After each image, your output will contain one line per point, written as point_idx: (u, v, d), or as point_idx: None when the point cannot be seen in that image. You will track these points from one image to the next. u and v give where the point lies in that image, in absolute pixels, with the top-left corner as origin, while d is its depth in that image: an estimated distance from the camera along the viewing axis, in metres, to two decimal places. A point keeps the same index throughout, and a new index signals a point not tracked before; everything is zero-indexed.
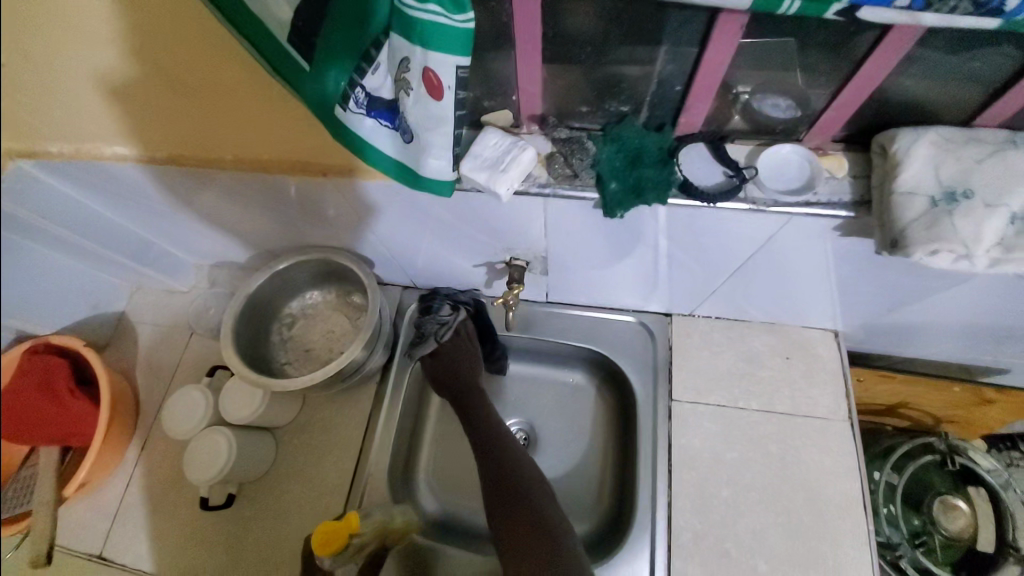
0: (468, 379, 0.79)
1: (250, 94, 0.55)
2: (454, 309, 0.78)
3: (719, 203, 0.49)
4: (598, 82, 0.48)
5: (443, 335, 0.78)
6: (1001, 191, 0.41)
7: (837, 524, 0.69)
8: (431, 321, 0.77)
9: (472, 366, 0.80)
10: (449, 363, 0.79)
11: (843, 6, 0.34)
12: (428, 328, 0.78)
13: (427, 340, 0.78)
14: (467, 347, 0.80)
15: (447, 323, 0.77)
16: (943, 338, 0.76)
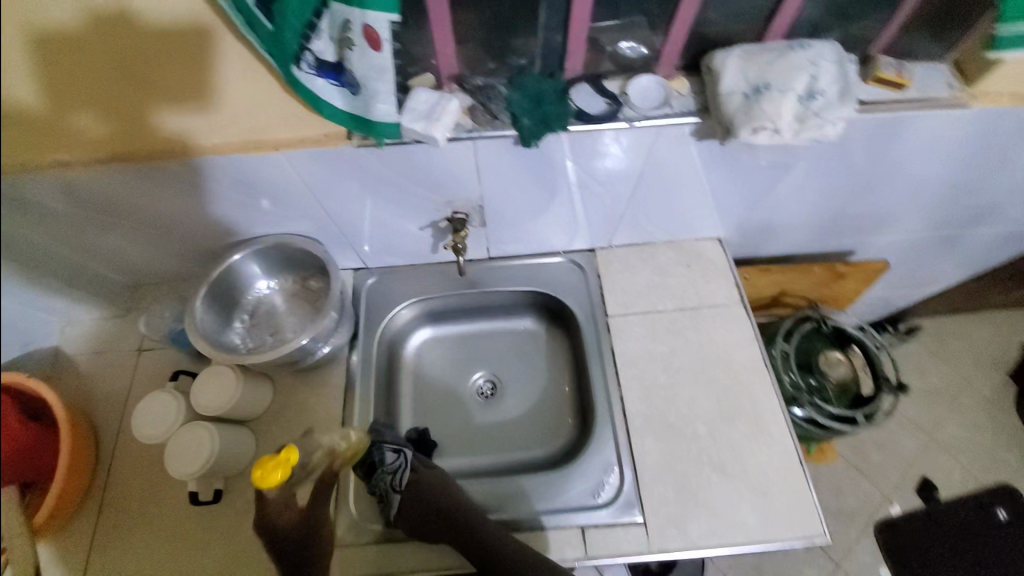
0: (447, 509, 0.76)
1: (160, 99, 0.64)
2: (398, 451, 0.80)
3: (605, 125, 0.64)
4: (497, 41, 0.60)
5: (403, 478, 0.79)
6: (789, 80, 0.59)
7: (749, 380, 0.87)
8: (391, 476, 0.79)
9: (445, 488, 0.79)
10: (423, 504, 0.77)
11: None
12: (392, 482, 0.79)
13: (396, 496, 0.78)
14: (432, 480, 0.80)
15: (402, 465, 0.80)
16: (797, 230, 0.98)
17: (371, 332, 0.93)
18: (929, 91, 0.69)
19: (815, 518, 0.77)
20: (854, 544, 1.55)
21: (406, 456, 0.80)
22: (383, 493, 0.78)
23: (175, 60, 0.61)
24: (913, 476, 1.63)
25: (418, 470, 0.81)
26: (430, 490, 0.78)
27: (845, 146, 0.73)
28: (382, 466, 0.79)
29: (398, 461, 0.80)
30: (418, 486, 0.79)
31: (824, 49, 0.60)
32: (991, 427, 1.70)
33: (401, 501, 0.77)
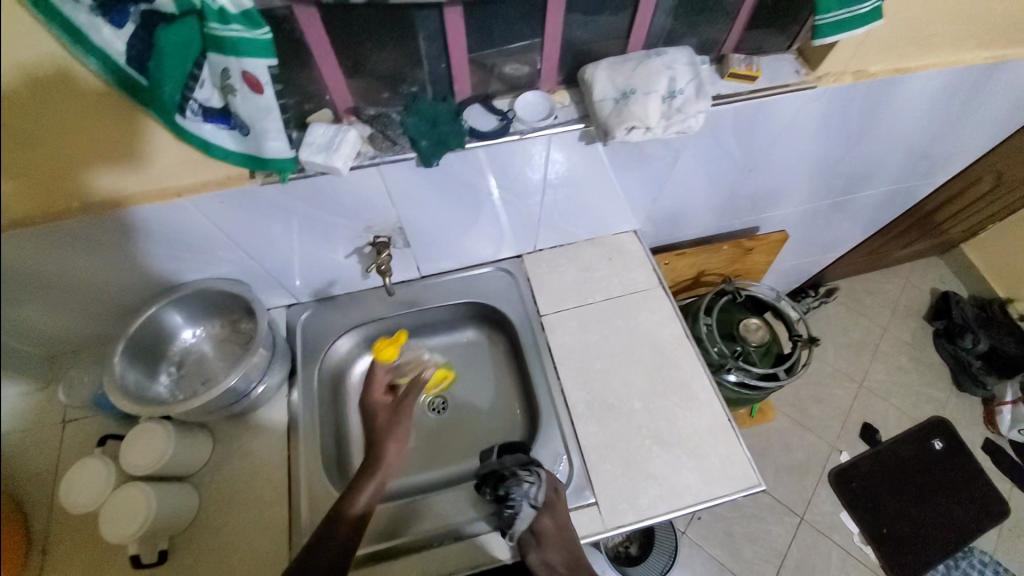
0: (560, 540, 0.76)
1: (70, 168, 0.61)
2: (529, 467, 0.79)
3: (499, 138, 0.69)
4: (384, 73, 0.64)
5: (539, 495, 0.76)
6: (651, 83, 0.66)
7: (675, 354, 0.94)
8: (530, 491, 0.76)
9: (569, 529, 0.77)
10: (544, 531, 0.76)
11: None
12: (530, 497, 0.76)
13: (532, 510, 0.75)
14: (563, 520, 0.77)
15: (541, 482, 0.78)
16: (701, 213, 1.08)
17: (311, 366, 0.93)
18: (779, 78, 0.78)
19: (749, 470, 0.84)
20: (812, 495, 1.66)
21: (540, 471, 0.78)
22: (517, 502, 0.75)
23: (87, 122, 0.57)
24: (854, 423, 1.77)
25: (549, 499, 0.78)
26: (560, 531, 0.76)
27: (719, 134, 0.82)
28: (522, 477, 0.77)
29: (533, 476, 0.78)
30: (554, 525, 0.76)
31: (677, 54, 0.68)
32: (913, 368, 1.87)
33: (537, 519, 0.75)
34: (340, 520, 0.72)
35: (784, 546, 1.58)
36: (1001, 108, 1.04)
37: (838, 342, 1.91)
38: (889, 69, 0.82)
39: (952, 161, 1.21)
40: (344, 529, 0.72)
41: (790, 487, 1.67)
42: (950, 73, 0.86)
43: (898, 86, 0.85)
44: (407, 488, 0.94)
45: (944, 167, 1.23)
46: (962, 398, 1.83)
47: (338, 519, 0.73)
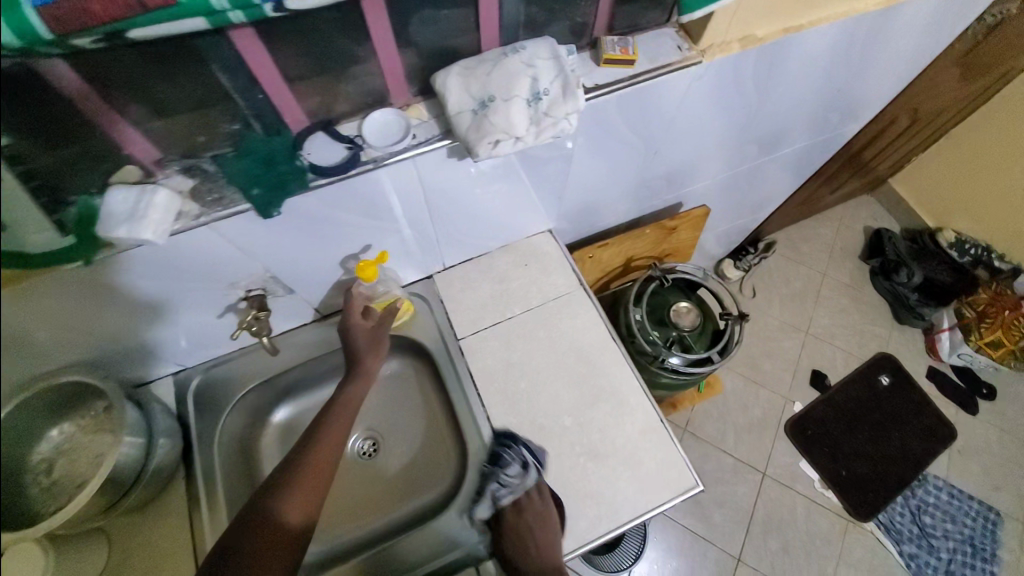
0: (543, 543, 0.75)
1: None
2: (521, 468, 0.78)
3: (348, 172, 0.60)
4: (190, 116, 0.54)
5: (506, 499, 0.79)
6: (509, 87, 0.58)
7: (602, 360, 0.89)
8: (504, 490, 0.78)
9: (545, 531, 0.76)
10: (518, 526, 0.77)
11: (273, 5, 0.43)
12: (497, 495, 0.79)
13: (492, 505, 0.80)
14: (544, 516, 0.77)
15: (515, 486, 0.78)
16: (615, 199, 1.02)
17: (211, 437, 0.84)
18: (660, 57, 0.71)
19: (685, 471, 0.81)
20: (773, 448, 1.70)
21: (524, 478, 0.77)
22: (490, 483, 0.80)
23: None
24: (805, 371, 1.81)
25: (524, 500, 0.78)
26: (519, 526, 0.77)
27: (607, 124, 0.75)
28: (500, 478, 0.78)
29: (517, 479, 0.77)
30: (513, 514, 0.78)
31: (537, 49, 0.60)
32: (855, 309, 1.92)
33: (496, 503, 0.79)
34: (312, 450, 0.75)
35: (751, 503, 1.62)
36: (904, 51, 1.00)
37: (782, 295, 1.93)
38: (778, 29, 0.76)
39: (864, 110, 1.19)
40: (314, 457, 0.74)
41: (751, 445, 1.70)
42: (843, 25, 0.80)
43: (792, 45, 0.79)
44: (371, 534, 0.91)
45: (856, 117, 1.21)
46: (903, 330, 1.89)
47: (310, 449, 0.75)
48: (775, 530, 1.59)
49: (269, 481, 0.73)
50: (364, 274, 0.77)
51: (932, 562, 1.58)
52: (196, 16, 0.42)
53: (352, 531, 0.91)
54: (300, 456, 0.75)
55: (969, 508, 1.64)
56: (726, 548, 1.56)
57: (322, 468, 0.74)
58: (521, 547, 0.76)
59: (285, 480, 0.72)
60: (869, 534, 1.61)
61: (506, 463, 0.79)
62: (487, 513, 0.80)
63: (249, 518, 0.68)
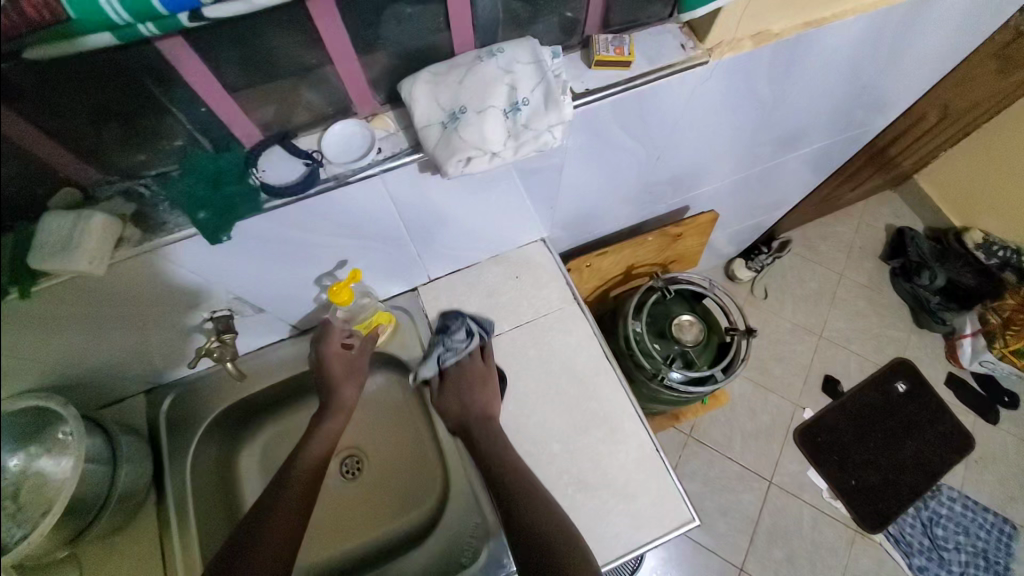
0: (479, 407, 0.78)
1: None
2: (469, 334, 0.83)
3: (306, 191, 0.55)
4: (125, 133, 0.48)
5: (450, 361, 0.82)
6: (483, 97, 0.51)
7: (595, 381, 0.83)
8: (449, 353, 0.82)
9: (484, 390, 0.80)
10: (458, 392, 0.80)
11: (188, 14, 0.40)
12: (442, 358, 0.83)
13: (436, 365, 0.83)
14: (480, 376, 0.81)
15: (459, 350, 0.82)
16: (615, 206, 0.95)
17: (181, 458, 0.80)
18: (660, 56, 0.64)
19: (681, 505, 0.76)
20: (780, 456, 1.61)
21: (471, 344, 0.82)
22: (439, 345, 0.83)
23: None
24: (816, 377, 1.72)
25: (467, 361, 0.82)
26: (461, 383, 0.81)
27: (601, 132, 0.69)
28: (446, 343, 0.82)
29: (463, 343, 0.82)
30: (455, 373, 0.82)
31: (516, 51, 0.53)
32: (873, 312, 1.81)
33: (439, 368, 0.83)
34: (283, 492, 0.73)
35: (756, 511, 1.54)
36: (936, 46, 0.91)
37: (796, 295, 1.82)
38: (798, 24, 0.67)
39: (890, 106, 1.09)
40: (291, 504, 0.73)
41: (758, 452, 1.61)
42: (869, 19, 0.72)
43: (811, 41, 0.71)
44: (351, 557, 0.88)
45: (881, 114, 1.11)
46: (923, 335, 1.78)
47: (280, 492, 0.73)
48: (780, 540, 1.52)
49: (243, 525, 0.71)
50: (337, 298, 0.73)
51: None
52: (99, 31, 0.39)
53: (333, 553, 0.88)
54: (275, 499, 0.73)
55: (984, 521, 1.56)
56: (729, 558, 1.49)
57: (301, 514, 0.73)
58: (461, 401, 0.79)
59: (259, 523, 0.70)
60: (878, 548, 1.54)
61: (453, 328, 0.83)
62: (432, 373, 0.84)
63: (228, 563, 0.66)
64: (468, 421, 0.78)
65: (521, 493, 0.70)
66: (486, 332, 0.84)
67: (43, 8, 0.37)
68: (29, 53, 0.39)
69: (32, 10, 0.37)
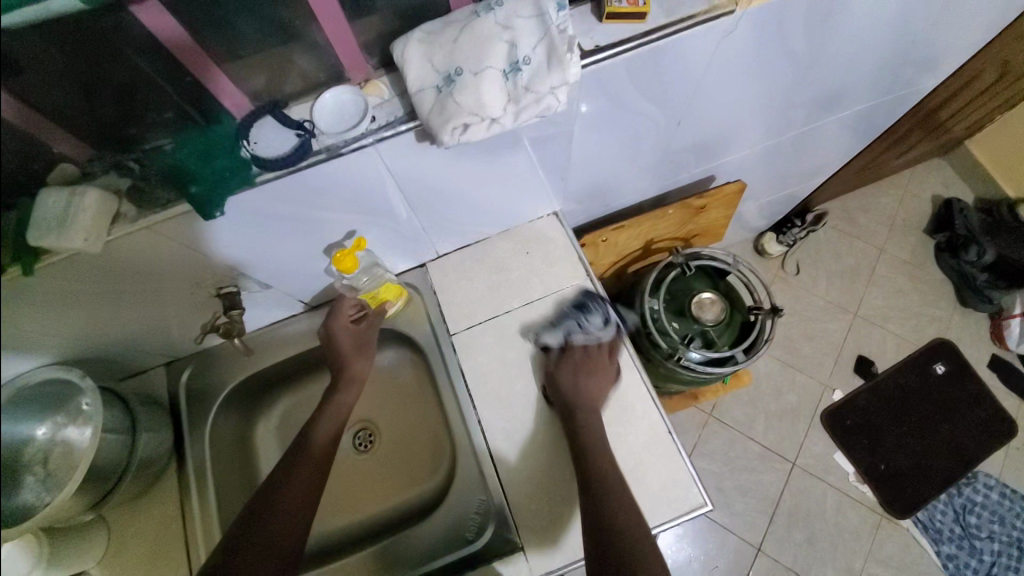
0: (586, 394, 0.77)
1: None
2: (603, 322, 0.84)
3: (297, 164, 0.54)
4: (114, 108, 0.48)
5: (578, 340, 0.82)
6: (479, 59, 0.48)
7: (604, 361, 0.81)
8: (579, 331, 0.82)
9: (598, 381, 0.79)
10: (575, 375, 0.79)
11: None
12: (570, 333, 0.82)
13: (563, 338, 0.82)
14: (601, 365, 0.80)
15: (592, 333, 0.83)
16: (633, 176, 0.90)
17: (199, 429, 0.83)
18: (679, 7, 0.58)
19: (693, 489, 0.74)
20: (805, 438, 1.56)
21: (606, 334, 0.83)
22: (573, 320, 0.83)
23: None
24: (848, 358, 1.64)
25: (591, 348, 0.82)
26: (580, 365, 0.80)
27: (615, 94, 0.64)
28: (581, 320, 0.83)
29: (597, 330, 0.83)
30: (579, 354, 0.82)
31: (517, 5, 0.49)
32: (914, 290, 1.70)
33: (565, 342, 0.82)
34: (294, 471, 0.73)
35: (777, 493, 1.51)
36: None
37: (831, 271, 1.72)
38: None
39: (944, 63, 0.98)
40: (305, 475, 0.73)
41: (781, 433, 1.57)
42: None
43: None
44: (361, 527, 0.90)
45: (933, 72, 1.01)
46: (967, 314, 1.67)
47: (291, 470, 0.74)
48: (802, 522, 1.48)
49: (257, 495, 0.71)
50: (342, 265, 0.71)
51: (972, 565, 1.45)
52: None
53: (343, 522, 0.90)
54: (288, 471, 0.74)
55: (1022, 510, 1.49)
56: (747, 538, 1.47)
57: (312, 486, 0.73)
58: (576, 380, 0.78)
59: (272, 492, 0.71)
60: (905, 533, 1.49)
61: (592, 313, 0.84)
62: (555, 343, 0.82)
63: (244, 530, 0.67)
64: (572, 404, 0.76)
65: (607, 470, 0.70)
66: (620, 328, 0.84)
67: None
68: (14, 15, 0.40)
69: None
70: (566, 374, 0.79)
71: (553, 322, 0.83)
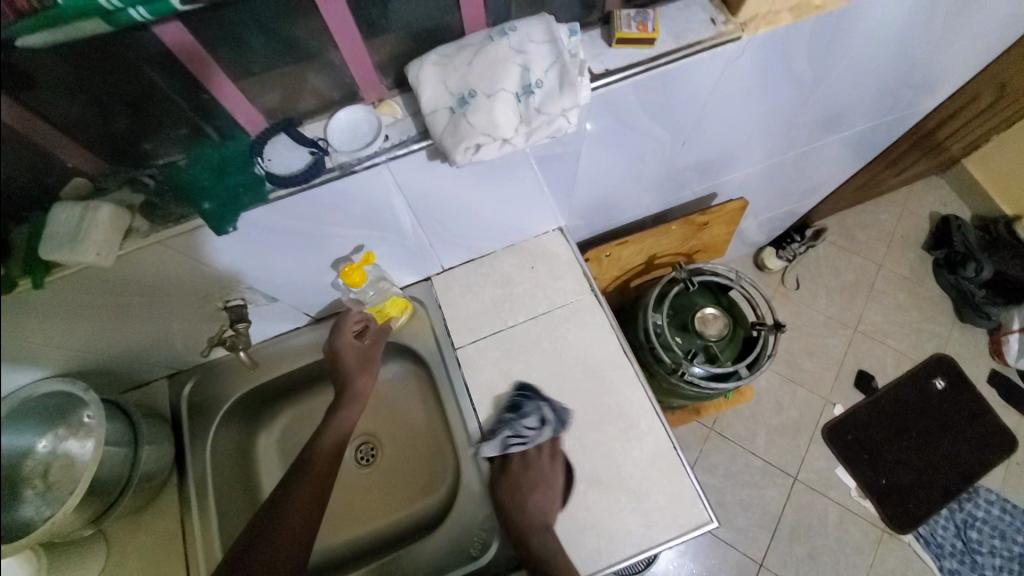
0: (535, 517, 0.72)
1: None
2: (540, 420, 0.77)
3: (309, 181, 0.54)
4: (129, 122, 0.48)
5: (516, 448, 0.77)
6: (493, 81, 0.49)
7: (609, 376, 0.81)
8: (516, 440, 0.76)
9: (545, 492, 0.74)
10: (518, 491, 0.74)
11: None
12: (507, 442, 0.77)
13: (500, 447, 0.77)
14: (544, 473, 0.75)
15: (530, 437, 0.76)
16: (637, 192, 0.91)
17: (201, 442, 0.82)
18: (687, 32, 0.60)
19: (699, 504, 0.73)
20: (806, 453, 1.56)
21: (543, 436, 0.76)
22: (508, 429, 0.77)
23: None
24: (849, 372, 1.64)
25: (532, 455, 0.76)
26: (524, 476, 0.75)
27: (623, 115, 0.65)
28: (517, 427, 0.76)
29: (535, 432, 0.76)
30: (518, 463, 0.76)
31: (531, 28, 0.50)
32: (913, 305, 1.71)
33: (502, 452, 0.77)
34: (298, 486, 0.73)
35: (779, 508, 1.50)
36: (998, 18, 0.82)
37: (830, 286, 1.74)
38: None
39: (942, 85, 1.00)
40: (308, 491, 0.73)
41: (783, 448, 1.56)
42: None
43: (857, 14, 0.65)
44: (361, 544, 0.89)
45: (931, 94, 1.02)
46: (965, 330, 1.68)
47: (295, 485, 0.73)
48: (803, 537, 1.47)
49: (261, 511, 0.71)
50: (350, 279, 0.71)
51: None
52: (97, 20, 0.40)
53: (345, 537, 0.89)
54: (291, 486, 0.73)
55: None
56: (749, 553, 1.46)
57: (315, 501, 0.73)
58: (522, 500, 0.73)
59: (275, 508, 0.71)
60: (907, 548, 1.48)
61: (525, 413, 0.77)
62: (493, 454, 0.77)
63: (247, 546, 0.67)
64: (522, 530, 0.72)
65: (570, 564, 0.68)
66: (562, 424, 0.78)
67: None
68: (23, 43, 0.40)
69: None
70: (508, 490, 0.75)
71: (489, 432, 0.78)
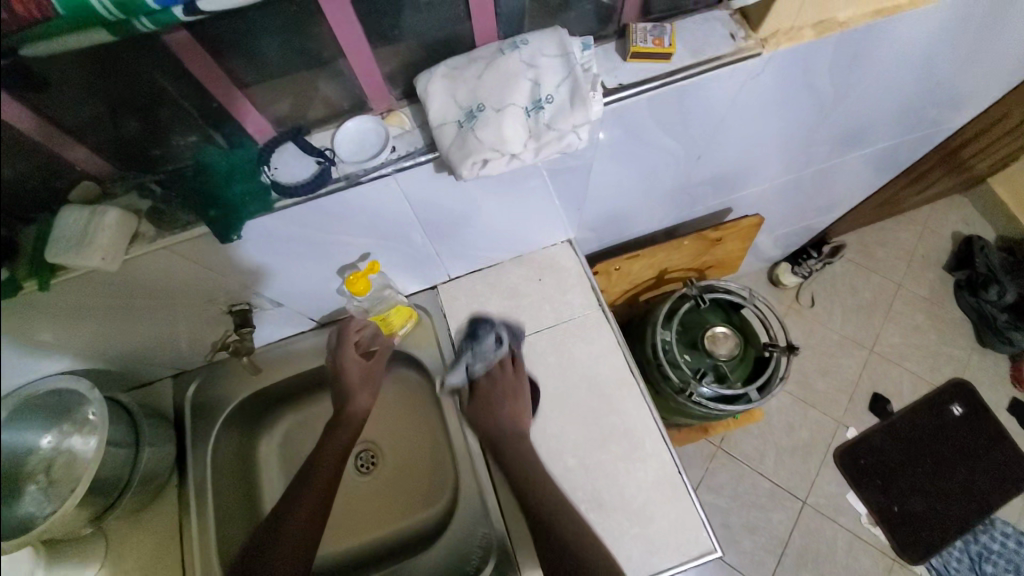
0: (511, 431, 0.74)
1: None
2: (498, 340, 0.81)
3: (315, 191, 0.54)
4: (137, 128, 0.48)
5: (479, 369, 0.80)
6: (501, 96, 0.48)
7: (614, 394, 0.79)
8: (477, 360, 0.80)
9: (515, 404, 0.76)
10: (488, 407, 0.76)
11: (182, 8, 0.40)
12: (471, 366, 0.81)
13: (465, 372, 0.81)
14: (511, 384, 0.77)
15: (489, 355, 0.80)
16: (649, 207, 0.90)
17: (202, 444, 0.82)
18: (704, 47, 0.58)
19: (703, 530, 0.71)
20: (816, 476, 1.51)
21: (503, 351, 0.80)
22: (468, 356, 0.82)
23: None
24: (863, 394, 1.59)
25: (496, 370, 0.79)
26: (491, 393, 0.77)
27: (636, 130, 0.63)
28: (476, 350, 0.81)
29: (497, 349, 0.80)
30: (485, 383, 0.78)
31: (543, 42, 0.49)
32: (932, 327, 1.66)
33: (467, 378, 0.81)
34: (297, 498, 0.73)
35: (786, 532, 1.46)
36: None
37: (846, 305, 1.69)
38: (868, 11, 0.60)
39: (969, 104, 0.97)
40: (306, 503, 0.72)
41: (792, 470, 1.52)
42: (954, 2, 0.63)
43: (883, 31, 0.62)
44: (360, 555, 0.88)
45: (958, 112, 0.99)
46: (987, 354, 1.62)
47: (295, 497, 0.73)
48: (811, 563, 1.43)
49: (261, 526, 0.71)
50: (353, 288, 0.71)
51: None
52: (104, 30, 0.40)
53: (343, 547, 0.88)
54: (291, 498, 0.73)
55: None
56: None
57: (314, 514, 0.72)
58: (494, 418, 0.75)
59: (274, 522, 0.70)
60: None
61: (482, 336, 0.82)
62: (460, 382, 0.82)
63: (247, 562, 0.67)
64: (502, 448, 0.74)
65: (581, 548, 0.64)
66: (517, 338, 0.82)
67: (31, 6, 0.37)
68: (30, 51, 0.39)
69: (20, 7, 0.37)
70: (476, 410, 0.77)
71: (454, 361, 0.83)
